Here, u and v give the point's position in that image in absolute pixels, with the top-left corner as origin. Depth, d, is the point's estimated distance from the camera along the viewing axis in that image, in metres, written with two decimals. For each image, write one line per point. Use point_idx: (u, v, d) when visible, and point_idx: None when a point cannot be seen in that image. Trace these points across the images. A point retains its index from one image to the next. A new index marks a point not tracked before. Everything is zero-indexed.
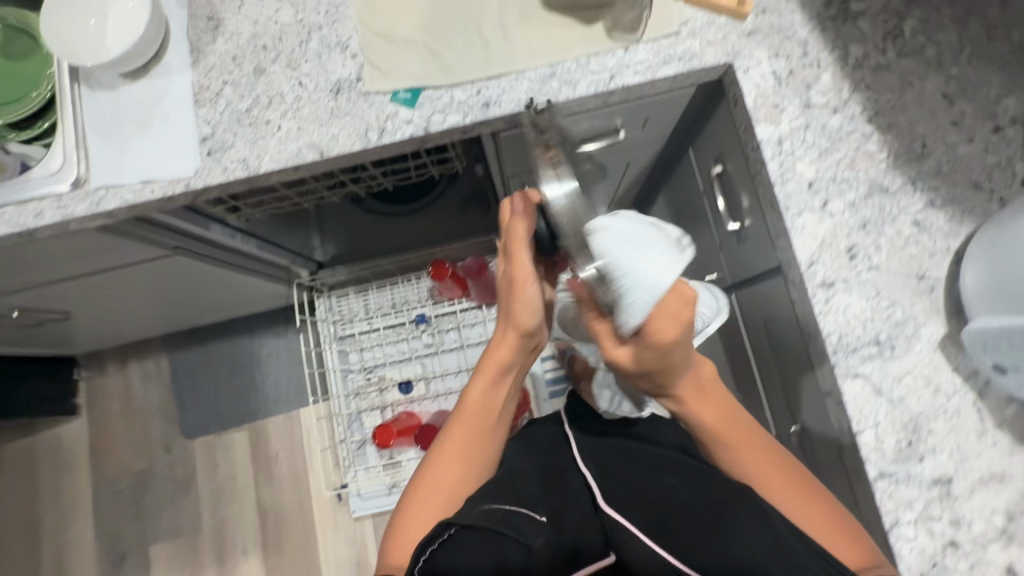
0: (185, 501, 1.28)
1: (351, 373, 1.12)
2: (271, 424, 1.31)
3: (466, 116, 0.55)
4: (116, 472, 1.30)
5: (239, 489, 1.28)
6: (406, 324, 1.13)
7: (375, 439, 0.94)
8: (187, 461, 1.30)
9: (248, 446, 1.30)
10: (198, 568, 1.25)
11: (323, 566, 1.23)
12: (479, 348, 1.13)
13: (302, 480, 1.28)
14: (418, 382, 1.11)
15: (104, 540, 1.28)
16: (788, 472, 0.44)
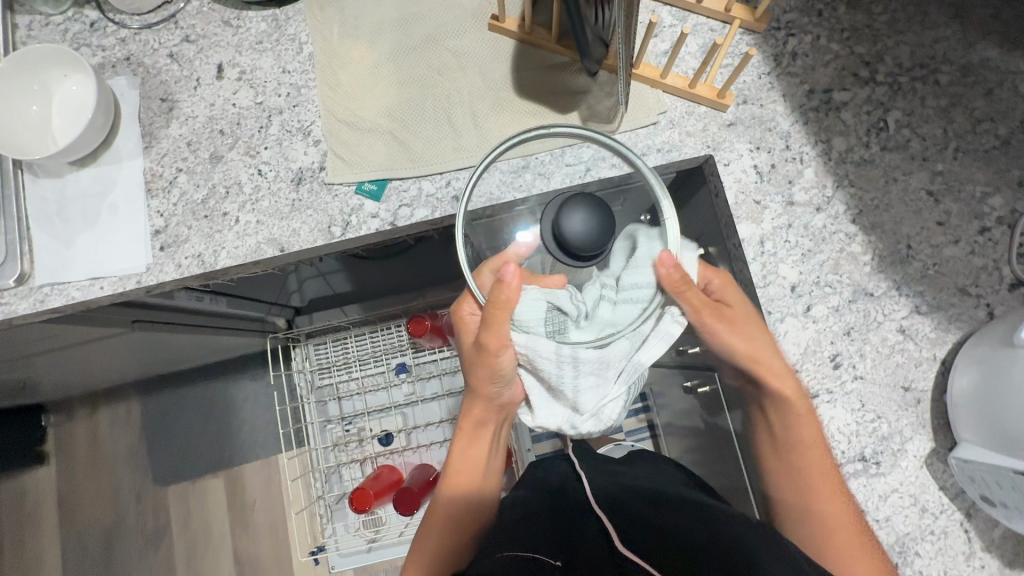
0: (160, 552, 1.25)
1: (329, 424, 1.09)
2: (247, 471, 1.27)
3: (435, 210, 0.52)
4: (86, 523, 1.27)
5: (215, 540, 1.25)
6: (385, 373, 1.09)
7: (351, 504, 0.91)
8: (161, 511, 1.27)
9: (224, 494, 1.26)
10: None
11: None
12: (461, 398, 1.09)
13: (281, 529, 1.24)
14: (399, 434, 1.08)
15: None
16: (834, 491, 0.46)
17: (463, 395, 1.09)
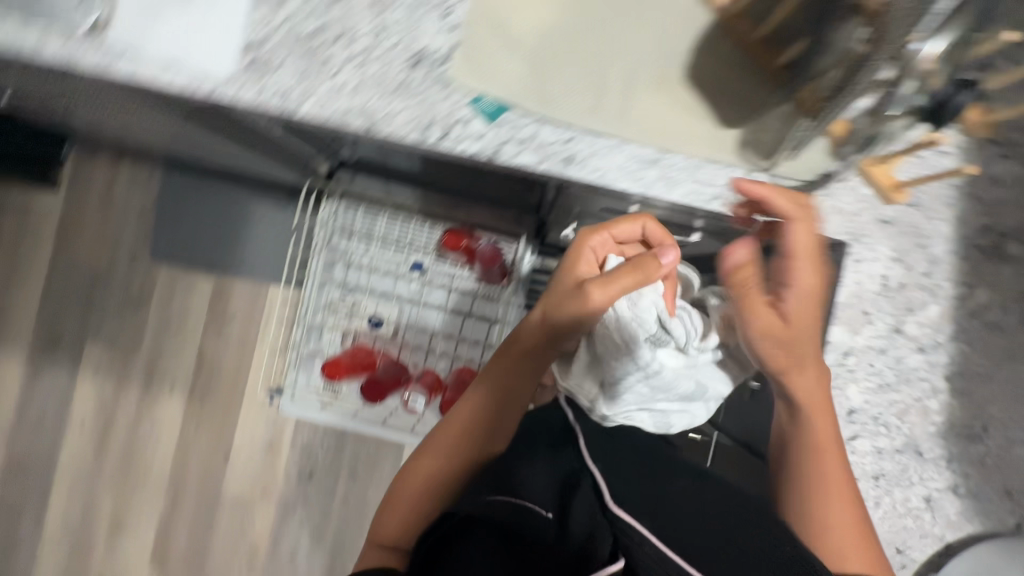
0: (134, 317, 1.30)
1: (328, 284, 1.09)
2: (237, 286, 1.29)
3: (541, 161, 0.48)
4: (73, 260, 1.31)
5: (186, 330, 1.30)
6: (401, 263, 1.09)
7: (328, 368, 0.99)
8: (148, 281, 1.31)
9: (210, 295, 1.29)
10: (125, 382, 1.30)
11: (237, 432, 1.29)
12: (459, 319, 1.08)
13: (248, 349, 1.29)
14: (389, 323, 1.09)
15: (47, 318, 1.31)
16: (822, 409, 0.48)
17: (463, 317, 1.08)
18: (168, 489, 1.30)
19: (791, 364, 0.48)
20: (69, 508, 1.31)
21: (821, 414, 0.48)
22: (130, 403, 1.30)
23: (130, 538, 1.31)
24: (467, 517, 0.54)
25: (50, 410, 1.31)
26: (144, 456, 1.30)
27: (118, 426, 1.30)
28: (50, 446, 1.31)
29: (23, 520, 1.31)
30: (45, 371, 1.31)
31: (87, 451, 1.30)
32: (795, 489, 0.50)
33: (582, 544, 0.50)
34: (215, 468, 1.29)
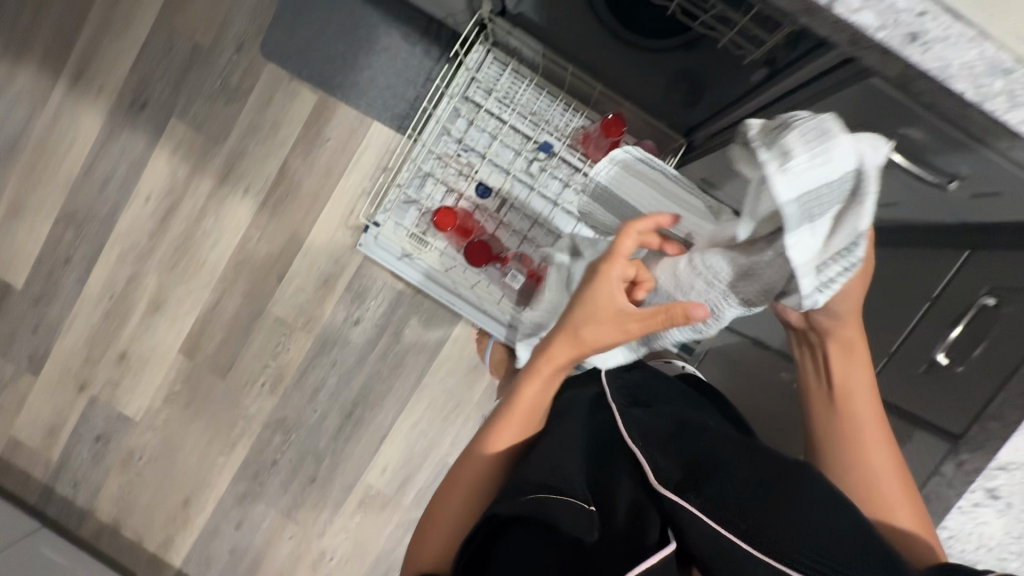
0: (224, 107, 1.23)
1: (447, 135, 1.05)
2: (339, 110, 1.22)
3: (882, 26, 0.41)
4: (179, 25, 1.22)
5: (274, 138, 1.23)
6: (528, 141, 1.04)
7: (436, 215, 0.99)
8: (248, 74, 1.22)
9: (309, 110, 1.22)
10: (199, 170, 1.25)
11: (298, 256, 1.26)
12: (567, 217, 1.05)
13: (332, 178, 1.24)
14: (496, 195, 1.06)
15: (135, 78, 1.24)
16: (876, 435, 0.57)
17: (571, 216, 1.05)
18: (215, 288, 1.29)
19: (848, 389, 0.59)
20: (114, 275, 1.30)
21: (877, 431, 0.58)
22: (200, 193, 1.26)
23: (166, 322, 1.31)
24: (499, 517, 0.50)
25: (117, 173, 1.27)
26: (199, 249, 1.28)
27: (181, 212, 1.27)
28: (109, 208, 1.28)
29: (68, 271, 1.31)
30: (121, 132, 1.25)
31: (145, 226, 1.28)
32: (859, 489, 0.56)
33: (631, 518, 0.50)
34: (267, 283, 1.28)
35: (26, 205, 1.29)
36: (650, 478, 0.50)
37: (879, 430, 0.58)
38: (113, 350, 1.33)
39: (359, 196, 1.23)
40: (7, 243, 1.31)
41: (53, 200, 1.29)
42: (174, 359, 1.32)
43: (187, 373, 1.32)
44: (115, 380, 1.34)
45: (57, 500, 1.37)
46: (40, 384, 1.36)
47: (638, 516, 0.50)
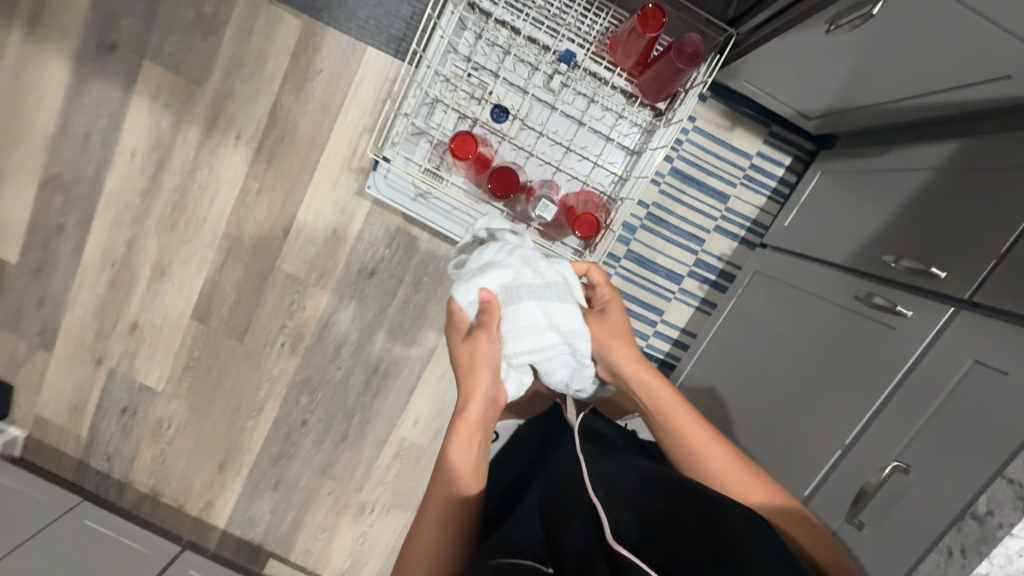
0: (201, 43, 1.10)
1: (454, 53, 0.92)
2: (328, 36, 1.08)
3: None
4: None
5: (261, 75, 1.11)
6: (546, 51, 0.91)
7: (452, 142, 0.84)
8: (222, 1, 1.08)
9: (295, 38, 1.09)
10: (184, 118, 1.14)
11: (302, 207, 1.17)
12: (597, 141, 0.96)
13: (329, 117, 1.12)
14: (513, 119, 0.94)
15: (99, 16, 1.10)
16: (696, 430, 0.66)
17: (601, 140, 0.96)
18: (219, 248, 1.21)
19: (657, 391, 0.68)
20: (111, 242, 1.22)
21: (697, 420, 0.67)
22: (188, 144, 1.15)
23: (174, 288, 1.24)
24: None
25: (97, 128, 1.16)
26: (196, 207, 1.19)
27: (172, 167, 1.17)
28: (94, 168, 1.18)
29: (62, 241, 1.23)
30: (93, 80, 1.13)
31: (136, 185, 1.18)
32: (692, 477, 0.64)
33: (579, 565, 0.48)
34: (273, 239, 1.20)
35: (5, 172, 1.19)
36: (599, 519, 0.52)
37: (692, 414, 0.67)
38: (124, 320, 1.27)
39: (361, 134, 1.12)
40: None
41: (32, 164, 1.19)
42: (187, 325, 1.26)
43: (203, 339, 1.27)
44: (132, 351, 1.29)
45: (94, 472, 1.37)
46: (55, 361, 1.31)
47: (588, 563, 0.48)
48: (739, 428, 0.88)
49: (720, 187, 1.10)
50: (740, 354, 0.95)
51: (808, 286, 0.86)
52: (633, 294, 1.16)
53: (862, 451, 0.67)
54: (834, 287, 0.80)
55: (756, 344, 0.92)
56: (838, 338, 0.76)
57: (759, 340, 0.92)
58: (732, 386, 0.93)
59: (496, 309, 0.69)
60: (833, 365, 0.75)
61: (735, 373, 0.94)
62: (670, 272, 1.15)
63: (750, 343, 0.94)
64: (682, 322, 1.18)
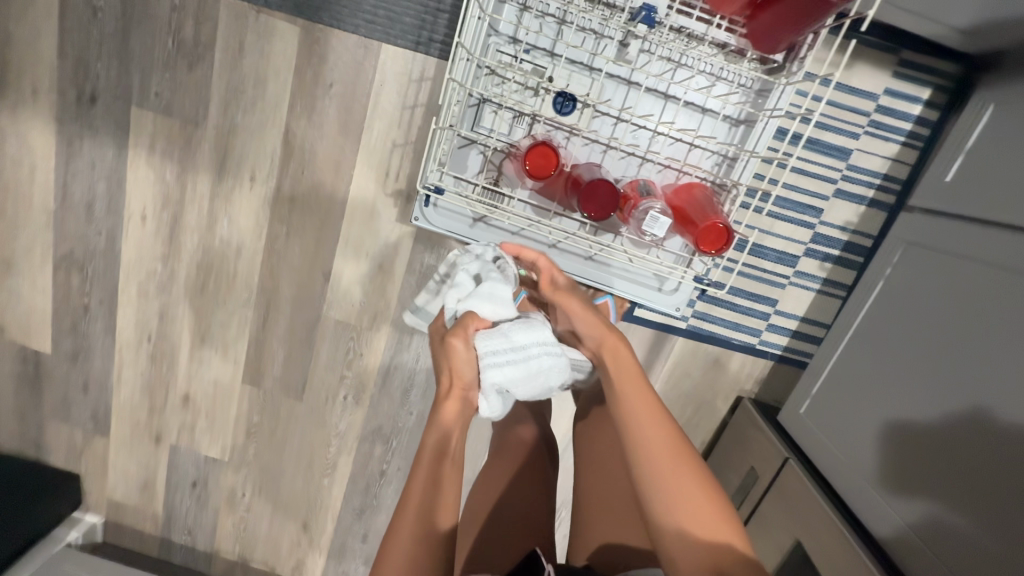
0: (189, 74, 0.93)
1: (497, 35, 0.73)
2: (333, 39, 0.89)
3: None
4: None
5: (265, 100, 0.93)
6: (616, 12, 0.70)
7: (525, 160, 0.66)
8: (202, 20, 0.90)
9: (294, 49, 0.90)
10: (189, 166, 0.99)
11: (340, 245, 1.02)
12: (692, 117, 0.75)
13: (352, 136, 0.94)
14: (583, 107, 0.74)
15: (69, 64, 0.94)
16: (667, 443, 0.58)
17: (698, 114, 0.75)
18: (258, 305, 1.08)
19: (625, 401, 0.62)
20: (142, 315, 1.10)
21: (665, 434, 0.59)
22: (200, 196, 1.00)
23: (218, 354, 1.12)
24: None
25: (99, 194, 1.02)
26: (223, 263, 1.05)
27: (187, 223, 1.03)
28: (105, 239, 1.05)
29: (91, 322, 1.12)
30: (81, 140, 0.99)
31: (154, 250, 1.05)
32: (665, 510, 0.55)
33: None
34: (313, 286, 1.05)
35: (15, 258, 1.08)
36: None
37: (667, 427, 0.59)
38: (174, 394, 1.17)
39: (392, 151, 0.94)
40: (13, 305, 1.12)
41: (40, 246, 1.07)
42: (240, 390, 1.15)
43: (260, 402, 1.16)
44: (189, 424, 1.19)
45: (178, 548, 1.31)
46: (114, 445, 1.23)
47: None
48: (923, 463, 0.70)
49: (840, 142, 0.88)
50: (908, 364, 0.74)
51: (1008, 262, 0.66)
52: (738, 285, 0.98)
53: None
54: None
55: (928, 352, 0.72)
56: None
57: (937, 343, 0.71)
58: (906, 410, 0.73)
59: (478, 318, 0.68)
60: None
61: (909, 393, 0.73)
62: (782, 255, 0.96)
63: (921, 352, 0.73)
64: (801, 309, 0.99)
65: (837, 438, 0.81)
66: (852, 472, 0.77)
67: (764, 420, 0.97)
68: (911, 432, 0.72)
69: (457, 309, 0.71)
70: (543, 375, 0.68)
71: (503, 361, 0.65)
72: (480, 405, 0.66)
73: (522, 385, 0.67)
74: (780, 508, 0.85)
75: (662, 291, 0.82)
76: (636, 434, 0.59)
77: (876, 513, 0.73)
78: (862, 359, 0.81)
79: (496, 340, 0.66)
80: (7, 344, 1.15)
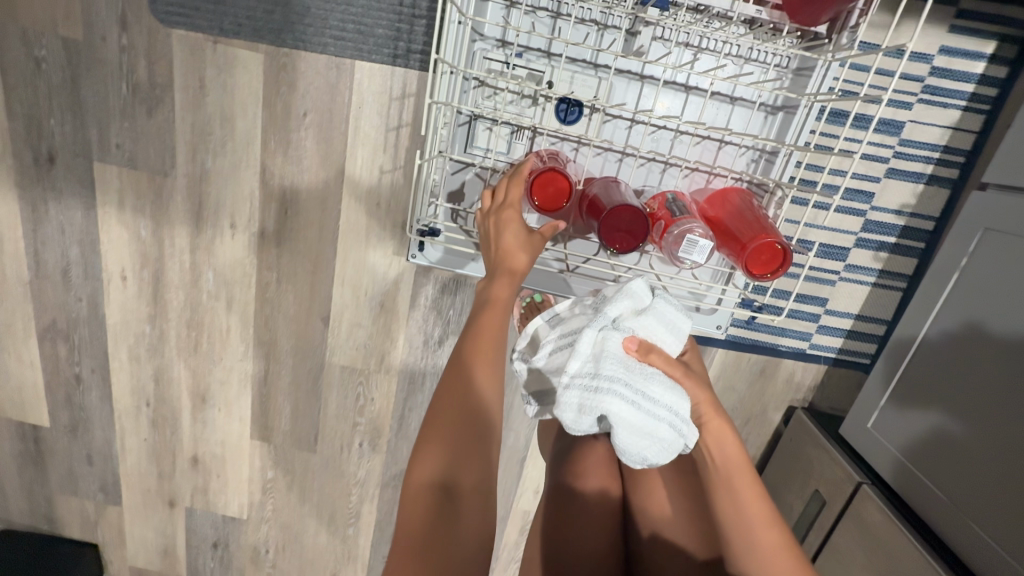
0: (149, 120, 0.84)
1: (482, 40, 0.62)
2: (300, 63, 0.79)
3: None
4: (29, 22, 0.81)
5: (235, 139, 0.84)
6: None
7: (531, 194, 0.56)
8: (154, 59, 0.81)
9: (259, 79, 0.81)
10: (163, 219, 0.90)
11: (335, 286, 0.93)
12: (721, 110, 0.64)
13: (334, 169, 0.85)
14: (592, 113, 0.63)
15: (21, 123, 0.86)
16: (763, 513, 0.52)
17: (726, 105, 0.63)
18: (256, 358, 1.00)
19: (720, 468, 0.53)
20: (137, 379, 1.03)
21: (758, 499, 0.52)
22: (179, 249, 0.92)
23: (222, 412, 1.05)
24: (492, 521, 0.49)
25: (73, 259, 0.94)
26: (214, 318, 0.97)
27: (171, 280, 0.95)
28: (88, 306, 0.98)
29: (86, 391, 1.05)
30: (46, 203, 0.91)
31: (139, 312, 0.97)
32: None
33: None
34: (312, 333, 0.97)
35: None
36: None
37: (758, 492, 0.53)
38: (182, 457, 1.10)
39: (380, 180, 0.85)
40: (4, 383, 1.05)
41: (20, 319, 1.00)
42: (250, 448, 1.08)
43: (272, 458, 1.09)
44: (201, 486, 1.13)
45: None
46: (128, 513, 1.17)
47: None
48: (996, 456, 0.63)
49: (890, 114, 0.77)
50: (988, 367, 0.66)
51: None
52: (782, 287, 0.87)
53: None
54: None
55: (990, 336, 0.66)
56: None
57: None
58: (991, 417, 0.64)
59: (641, 343, 0.54)
60: None
61: (993, 397, 0.64)
62: (830, 249, 0.84)
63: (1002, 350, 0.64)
64: (855, 307, 0.88)
65: (915, 456, 0.72)
66: (914, 462, 0.72)
67: (827, 437, 0.86)
68: (981, 425, 0.65)
69: (610, 311, 0.57)
70: (649, 446, 0.53)
71: (621, 411, 0.52)
72: (561, 408, 0.54)
73: (626, 437, 0.53)
74: (860, 543, 0.74)
75: (700, 309, 0.72)
76: (728, 502, 0.53)
77: (945, 513, 0.67)
78: (933, 366, 0.72)
79: (631, 389, 0.52)
80: (4, 423, 1.09)
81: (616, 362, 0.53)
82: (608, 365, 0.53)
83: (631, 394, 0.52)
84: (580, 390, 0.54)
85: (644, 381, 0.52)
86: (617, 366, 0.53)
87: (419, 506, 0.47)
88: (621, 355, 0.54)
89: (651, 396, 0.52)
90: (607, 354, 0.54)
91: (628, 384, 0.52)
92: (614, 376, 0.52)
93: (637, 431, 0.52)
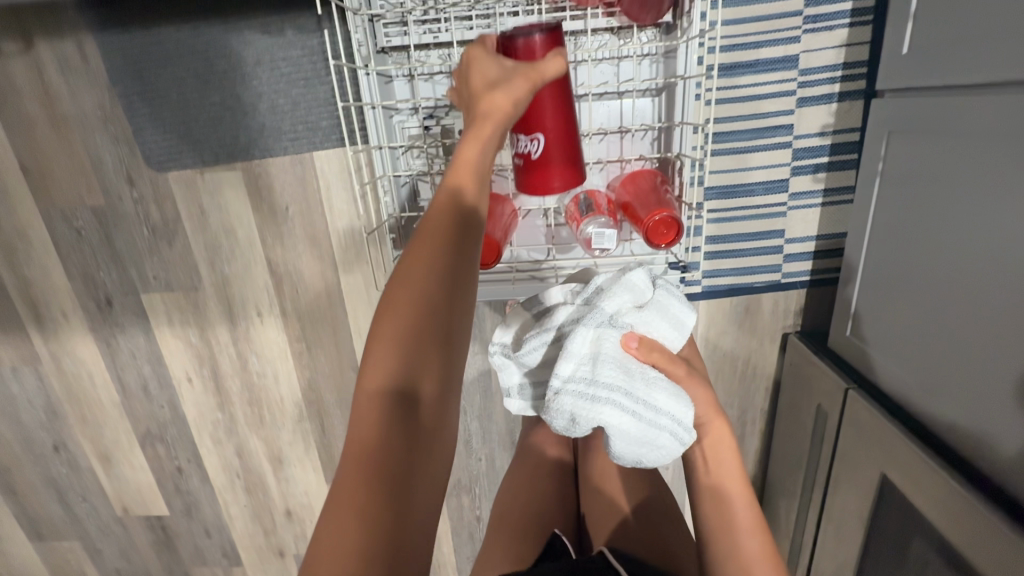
0: (171, 249, 1.01)
1: (397, 114, 0.75)
2: (271, 168, 0.94)
3: None
4: (62, 202, 0.99)
5: (239, 244, 1.00)
6: None
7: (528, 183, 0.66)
8: (162, 200, 0.98)
9: (244, 192, 0.96)
10: (206, 324, 1.08)
11: (356, 339, 1.07)
12: (611, 105, 0.72)
13: (323, 244, 0.99)
14: None
15: (80, 282, 1.06)
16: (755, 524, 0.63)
17: (616, 100, 0.72)
18: (311, 416, 1.16)
19: (722, 476, 0.66)
20: (225, 458, 1.22)
21: (748, 512, 0.63)
22: (225, 345, 1.09)
23: (299, 468, 1.22)
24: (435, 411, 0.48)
25: (149, 376, 1.14)
26: (268, 392, 1.14)
27: (226, 371, 1.12)
28: (171, 410, 1.17)
29: (189, 478, 1.25)
30: (116, 338, 1.11)
31: (210, 403, 1.16)
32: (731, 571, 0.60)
33: None
34: (349, 383, 1.12)
35: (110, 451, 1.22)
36: None
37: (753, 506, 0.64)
38: (278, 513, 1.28)
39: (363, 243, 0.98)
40: (126, 489, 1.27)
41: (123, 436, 1.20)
42: None
43: None
44: (300, 533, 1.30)
45: None
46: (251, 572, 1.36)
47: None
48: (925, 325, 0.72)
49: (782, 52, 0.82)
50: (901, 254, 0.75)
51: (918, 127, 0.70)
52: (737, 231, 0.94)
53: (943, 231, 0.68)
54: (938, 118, 0.67)
55: (889, 226, 0.77)
56: (956, 160, 0.66)
57: (941, 221, 0.68)
58: (934, 296, 0.70)
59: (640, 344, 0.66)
60: (967, 209, 0.65)
61: (913, 278, 0.73)
62: (770, 184, 0.90)
63: (906, 237, 0.74)
64: (813, 229, 0.93)
65: (889, 352, 0.78)
66: (871, 348, 0.81)
67: (816, 352, 0.92)
68: (908, 302, 0.74)
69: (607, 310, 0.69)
70: (646, 450, 0.65)
71: (615, 415, 0.62)
72: (551, 406, 0.64)
73: (621, 441, 0.64)
74: (861, 445, 0.80)
75: None
76: (718, 514, 0.64)
77: (904, 387, 0.76)
78: (884, 266, 0.78)
79: (630, 397, 0.63)
80: (135, 521, 1.31)
81: (610, 374, 0.63)
82: (602, 374, 0.63)
83: (630, 403, 0.62)
84: (576, 395, 0.63)
85: (642, 389, 0.63)
86: (615, 376, 0.63)
87: (375, 420, 0.47)
88: (615, 364, 0.64)
89: (641, 408, 0.63)
90: (598, 360, 0.64)
91: (626, 397, 0.63)
92: (614, 387, 0.63)
93: (635, 436, 0.63)
